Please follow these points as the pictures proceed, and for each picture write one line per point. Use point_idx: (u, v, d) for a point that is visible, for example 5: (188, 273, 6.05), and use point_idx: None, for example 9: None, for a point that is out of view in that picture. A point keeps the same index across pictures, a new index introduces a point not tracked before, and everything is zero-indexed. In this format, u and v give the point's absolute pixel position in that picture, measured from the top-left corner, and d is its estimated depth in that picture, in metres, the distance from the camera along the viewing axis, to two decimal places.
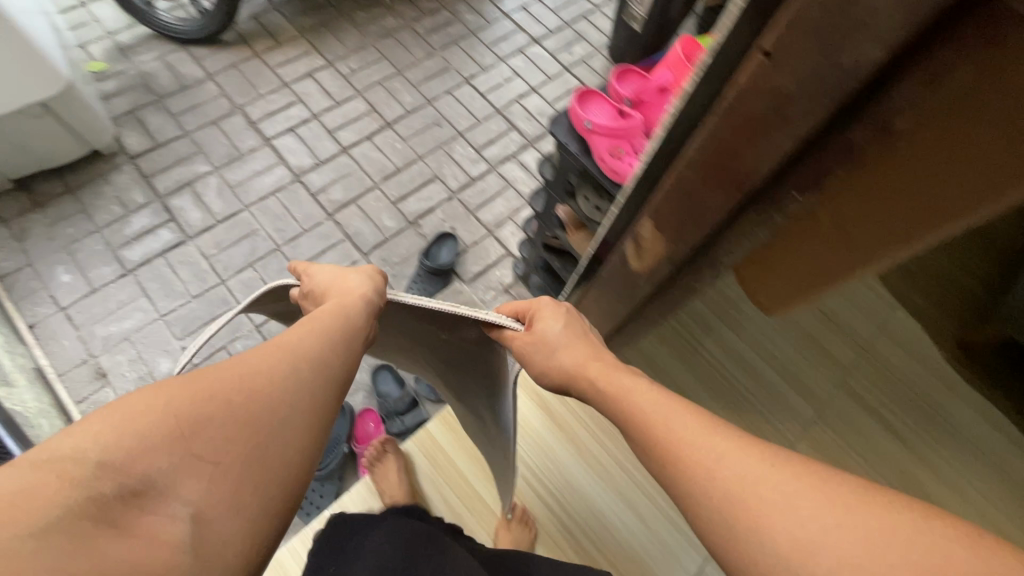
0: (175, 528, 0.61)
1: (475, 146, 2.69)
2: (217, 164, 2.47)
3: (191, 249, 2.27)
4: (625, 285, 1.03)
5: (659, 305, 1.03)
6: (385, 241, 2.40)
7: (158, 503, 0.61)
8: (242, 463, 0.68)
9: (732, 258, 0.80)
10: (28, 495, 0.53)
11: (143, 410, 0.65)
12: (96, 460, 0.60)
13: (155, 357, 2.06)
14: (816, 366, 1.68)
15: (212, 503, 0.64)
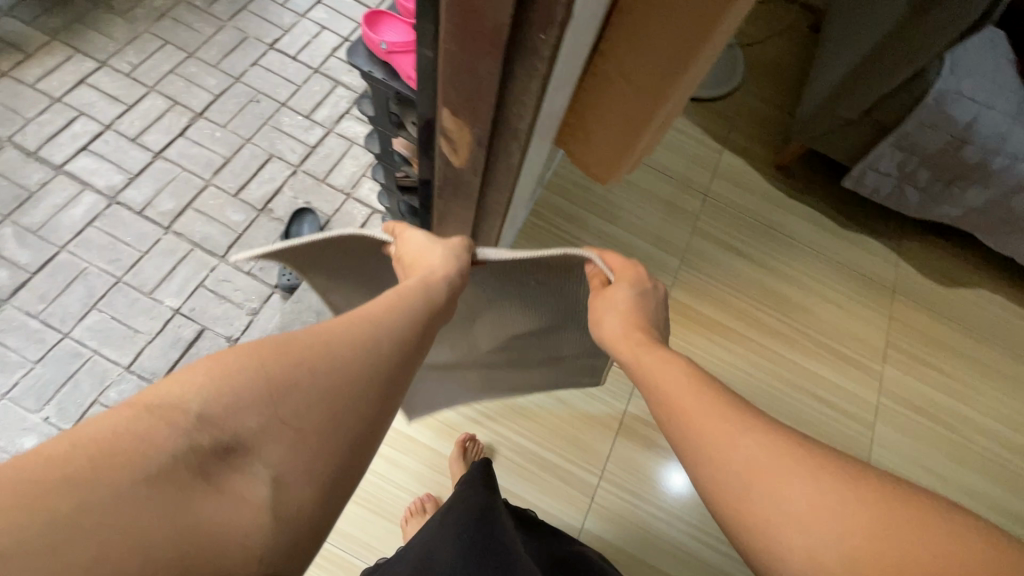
0: (256, 490, 0.59)
1: (303, 113, 2.52)
2: (4, 211, 2.11)
3: (10, 313, 1.97)
4: (459, 186, 1.06)
5: (496, 196, 1.08)
6: (239, 237, 2.23)
7: (245, 461, 0.60)
8: (323, 432, 0.66)
9: (527, 124, 0.86)
10: (130, 437, 0.53)
11: (243, 365, 0.64)
12: (201, 411, 0.59)
13: (16, 439, 1.82)
14: (667, 221, 1.96)
15: (294, 467, 0.62)
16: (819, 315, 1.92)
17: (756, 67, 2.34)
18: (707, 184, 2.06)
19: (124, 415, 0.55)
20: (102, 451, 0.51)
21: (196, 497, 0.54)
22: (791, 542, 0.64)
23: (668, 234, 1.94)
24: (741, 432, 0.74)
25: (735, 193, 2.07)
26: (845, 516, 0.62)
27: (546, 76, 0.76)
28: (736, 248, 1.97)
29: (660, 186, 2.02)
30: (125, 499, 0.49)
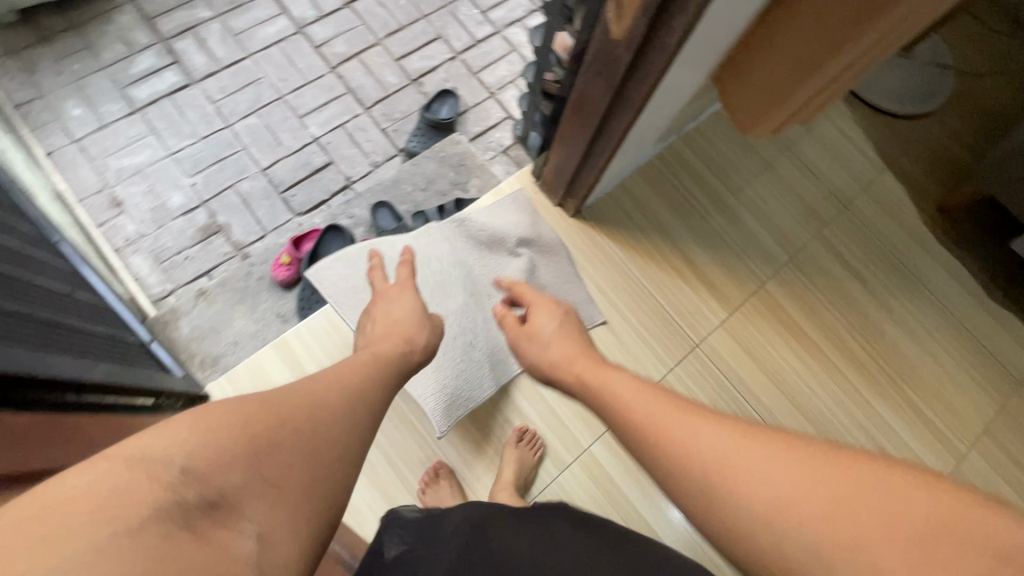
0: (242, 543, 0.59)
1: (481, 7, 2.61)
2: (218, 10, 2.43)
3: (195, 92, 2.31)
4: (606, 65, 1.13)
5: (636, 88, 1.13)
6: (386, 97, 2.41)
7: (229, 517, 0.61)
8: (298, 489, 0.69)
9: (696, 6, 0.88)
10: (115, 493, 0.53)
11: (230, 420, 0.68)
12: (184, 465, 0.61)
13: (167, 191, 2.16)
14: (792, 215, 1.85)
15: (273, 519, 0.64)
16: (917, 371, 1.73)
17: (964, 99, 2.06)
18: (852, 195, 1.89)
19: (105, 469, 0.55)
20: (88, 507, 0.50)
21: (195, 544, 0.55)
22: (758, 540, 0.66)
23: (786, 227, 1.83)
24: (702, 431, 0.77)
25: (880, 218, 1.87)
26: (805, 490, 0.64)
27: None
28: (855, 270, 1.80)
29: (799, 180, 1.89)
30: (128, 541, 0.50)
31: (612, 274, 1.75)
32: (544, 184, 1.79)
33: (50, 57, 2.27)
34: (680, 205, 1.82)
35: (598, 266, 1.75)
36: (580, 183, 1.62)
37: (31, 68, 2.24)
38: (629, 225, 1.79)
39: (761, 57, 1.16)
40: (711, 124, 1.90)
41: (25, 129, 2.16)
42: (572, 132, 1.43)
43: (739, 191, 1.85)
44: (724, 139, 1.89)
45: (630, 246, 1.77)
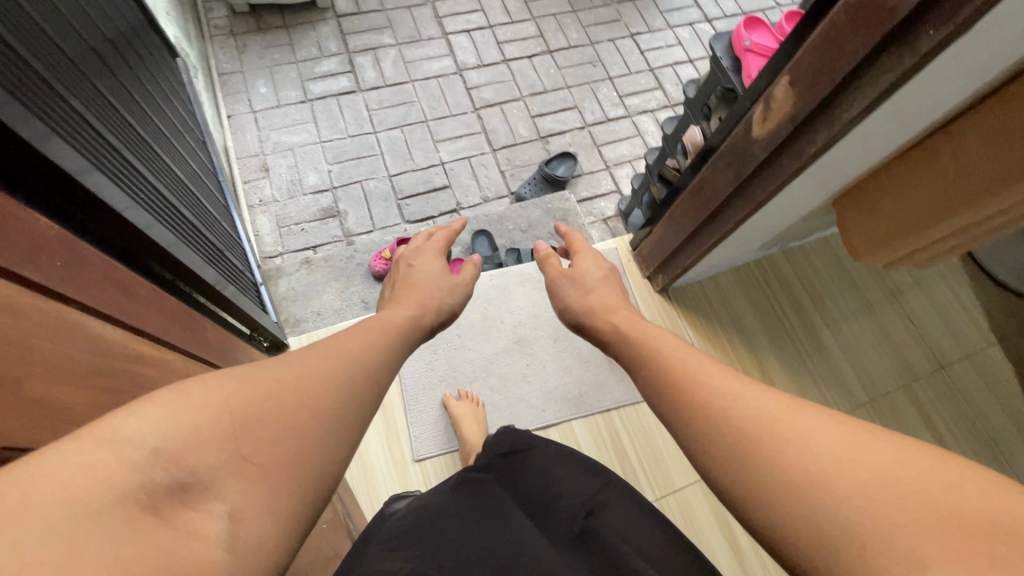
0: (210, 522, 0.56)
1: (619, 92, 2.84)
2: (399, 40, 2.83)
3: (358, 99, 2.65)
4: (738, 154, 1.25)
5: (763, 180, 1.23)
6: (513, 145, 2.64)
7: (200, 497, 0.57)
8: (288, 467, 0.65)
9: (848, 115, 0.98)
10: (82, 473, 0.49)
11: (205, 401, 0.62)
12: (155, 446, 0.56)
13: (306, 171, 2.45)
14: (880, 357, 1.78)
15: (251, 495, 0.60)
16: None
17: None
18: (953, 359, 1.79)
19: (71, 449, 0.50)
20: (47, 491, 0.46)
21: (154, 529, 0.51)
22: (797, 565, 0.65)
23: (871, 368, 1.77)
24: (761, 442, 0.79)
25: (980, 390, 1.75)
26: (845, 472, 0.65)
27: (904, 73, 0.86)
28: (933, 421, 1.68)
29: (897, 326, 1.83)
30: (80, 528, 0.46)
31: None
32: (641, 254, 1.87)
33: (259, 44, 2.71)
34: (765, 312, 1.82)
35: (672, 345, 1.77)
36: (677, 259, 1.69)
37: (242, 49, 2.69)
38: (712, 315, 1.81)
39: (891, 189, 1.16)
40: (818, 248, 1.90)
41: (219, 92, 2.56)
42: (684, 208, 1.53)
43: (828, 318, 1.82)
44: (827, 265, 1.88)
45: (708, 336, 1.78)
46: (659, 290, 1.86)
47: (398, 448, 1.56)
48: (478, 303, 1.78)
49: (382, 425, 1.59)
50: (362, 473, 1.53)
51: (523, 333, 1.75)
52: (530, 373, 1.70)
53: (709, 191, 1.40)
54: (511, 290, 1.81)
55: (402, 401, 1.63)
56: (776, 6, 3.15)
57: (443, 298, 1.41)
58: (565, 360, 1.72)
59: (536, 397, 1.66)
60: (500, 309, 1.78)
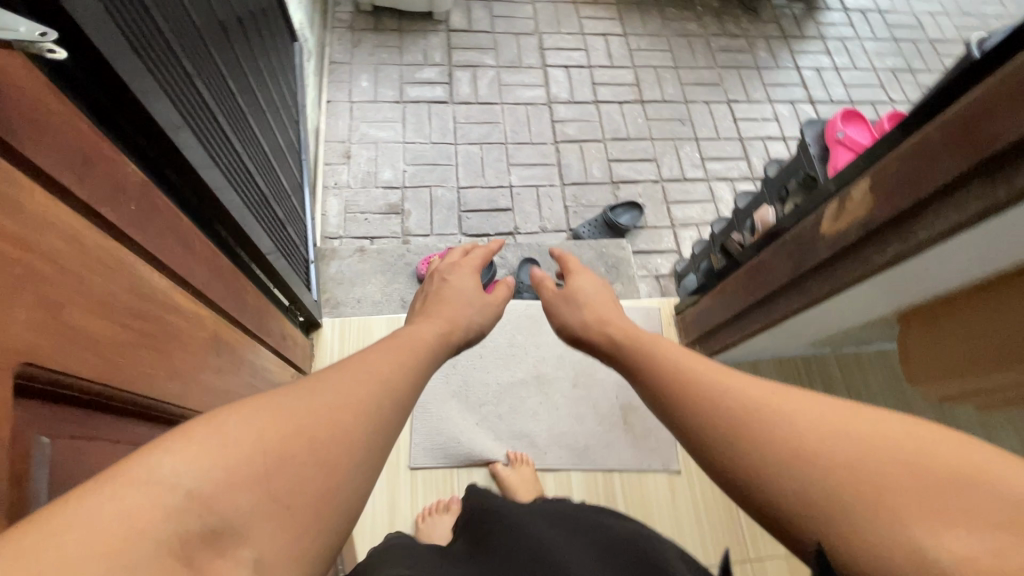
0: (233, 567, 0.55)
1: (702, 154, 2.81)
2: (500, 63, 2.94)
3: (448, 109, 2.77)
4: (803, 246, 1.20)
5: (822, 277, 1.17)
6: (584, 183, 2.66)
7: (232, 542, 0.56)
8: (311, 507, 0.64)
9: (926, 234, 0.92)
10: (124, 521, 0.49)
11: (241, 441, 0.62)
12: (190, 491, 0.55)
13: (383, 166, 2.57)
14: None
15: (274, 538, 0.60)
16: None
17: None
18: None
19: (111, 492, 0.50)
20: (90, 543, 0.46)
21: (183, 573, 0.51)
22: None
23: None
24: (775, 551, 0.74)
25: None
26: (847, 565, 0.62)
27: (997, 204, 0.80)
28: None
29: None
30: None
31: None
32: (683, 321, 1.82)
33: (372, 42, 2.90)
34: None
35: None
36: (719, 335, 1.63)
37: (356, 44, 2.89)
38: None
39: (975, 316, 1.06)
40: (875, 359, 1.77)
41: (325, 78, 2.75)
42: (737, 285, 1.48)
43: None
44: (883, 379, 1.74)
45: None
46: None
47: (397, 451, 1.57)
48: (508, 330, 1.78)
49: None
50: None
51: (545, 370, 1.73)
52: (541, 411, 1.67)
53: (767, 277, 1.34)
54: (543, 324, 1.80)
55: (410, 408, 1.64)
56: (889, 101, 3.02)
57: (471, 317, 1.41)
58: (580, 406, 1.68)
59: (542, 437, 1.63)
60: (528, 340, 1.77)
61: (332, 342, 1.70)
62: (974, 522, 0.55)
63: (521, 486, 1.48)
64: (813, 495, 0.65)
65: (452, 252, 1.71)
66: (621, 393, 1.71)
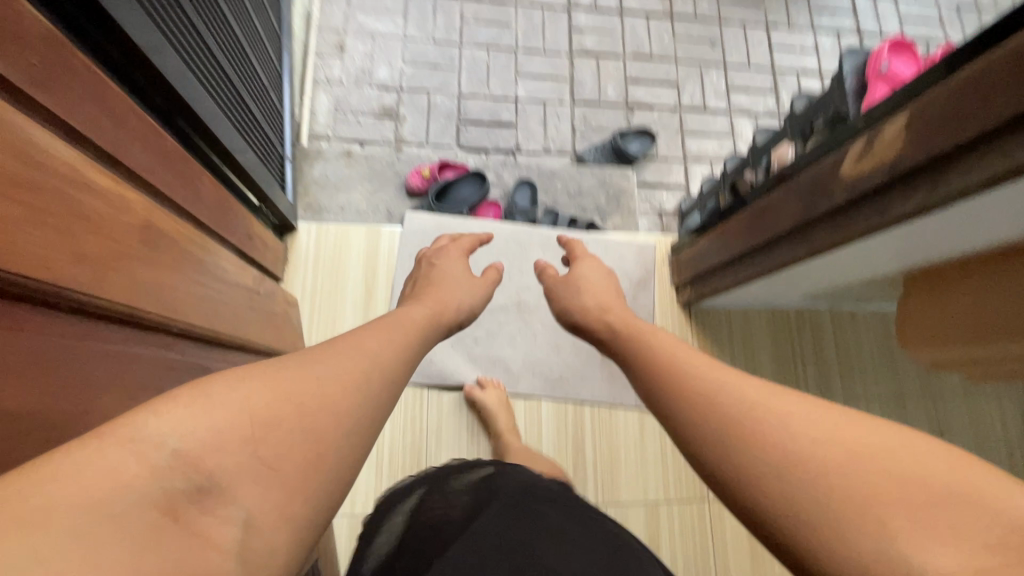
0: (217, 531, 0.56)
1: (729, 83, 2.57)
2: None
3: (455, 4, 2.49)
4: (815, 189, 1.09)
5: (833, 226, 1.07)
6: (596, 104, 2.45)
7: (219, 500, 0.58)
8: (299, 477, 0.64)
9: (959, 185, 0.80)
10: (113, 477, 0.51)
11: (234, 408, 0.64)
12: (176, 449, 0.56)
13: (379, 63, 2.36)
14: None
15: (263, 505, 0.60)
16: None
17: None
18: None
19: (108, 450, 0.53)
20: (83, 498, 0.48)
21: (165, 535, 0.52)
22: None
23: None
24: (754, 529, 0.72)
25: None
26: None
27: None
28: None
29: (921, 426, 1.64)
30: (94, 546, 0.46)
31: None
32: (677, 262, 1.72)
33: None
34: (784, 358, 1.67)
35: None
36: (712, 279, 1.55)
37: None
38: (727, 349, 1.68)
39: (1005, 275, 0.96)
40: (870, 320, 1.72)
41: None
42: (739, 228, 1.38)
43: (852, 390, 1.66)
44: (872, 340, 1.70)
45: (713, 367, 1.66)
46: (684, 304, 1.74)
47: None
48: (493, 254, 1.69)
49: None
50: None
51: (527, 298, 1.67)
52: (518, 338, 1.63)
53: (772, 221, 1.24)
54: (530, 251, 1.71)
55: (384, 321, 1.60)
56: (946, 41, 2.71)
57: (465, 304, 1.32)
58: (557, 338, 1.65)
59: (515, 364, 1.62)
60: (512, 266, 1.70)
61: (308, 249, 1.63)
62: (968, 542, 0.54)
63: (498, 408, 1.49)
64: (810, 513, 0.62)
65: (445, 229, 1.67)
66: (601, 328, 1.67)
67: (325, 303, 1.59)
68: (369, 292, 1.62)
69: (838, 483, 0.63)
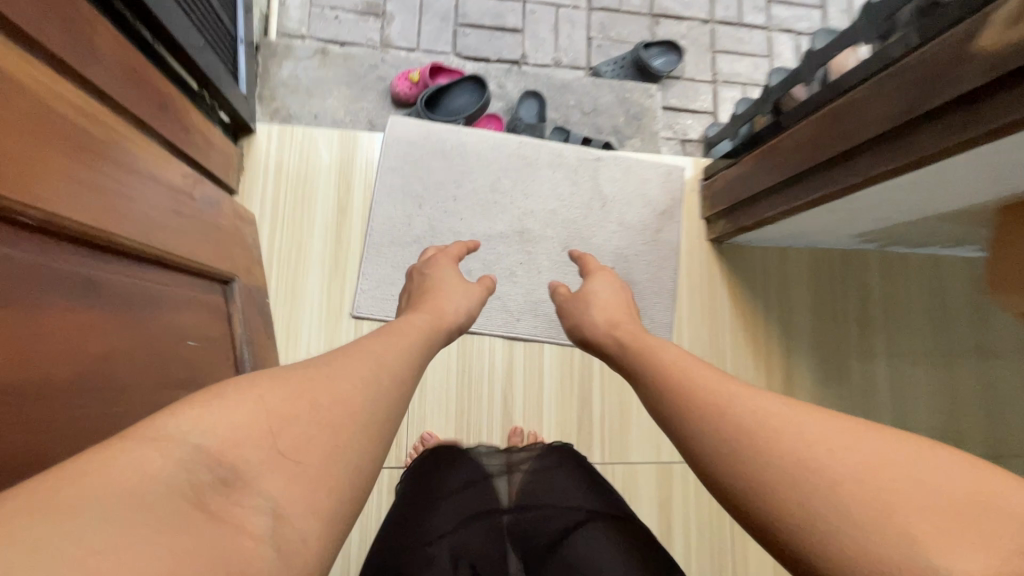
0: (250, 520, 0.52)
1: None
2: None
3: None
4: (936, 76, 0.84)
5: (954, 124, 0.83)
6: (616, 11, 2.10)
7: (241, 493, 0.54)
8: (324, 466, 0.60)
9: None
10: (137, 470, 0.48)
11: (251, 411, 0.60)
12: (199, 447, 0.54)
13: None
14: (933, 402, 1.44)
15: (291, 494, 0.56)
16: None
17: None
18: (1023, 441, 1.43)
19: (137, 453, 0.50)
20: (122, 496, 0.46)
21: (198, 523, 0.48)
22: None
23: (918, 409, 1.43)
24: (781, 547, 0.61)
25: None
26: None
27: None
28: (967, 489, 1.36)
29: (973, 379, 1.45)
30: (135, 533, 0.44)
31: (702, 324, 1.42)
32: (710, 189, 1.45)
33: None
34: (822, 300, 1.46)
35: (695, 308, 1.43)
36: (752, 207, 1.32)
37: None
38: (759, 288, 1.46)
39: None
40: (923, 266, 1.50)
41: None
42: (805, 139, 1.13)
43: (897, 338, 1.46)
44: (923, 287, 1.48)
45: (741, 315, 1.44)
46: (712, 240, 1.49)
47: (340, 294, 1.32)
48: (492, 172, 1.42)
49: (330, 262, 1.33)
50: (291, 304, 1.30)
51: (531, 226, 1.41)
52: (518, 272, 1.40)
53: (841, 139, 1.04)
54: (537, 171, 1.43)
55: (360, 246, 1.35)
56: None
57: (456, 305, 1.09)
58: (564, 275, 1.41)
59: (513, 303, 1.39)
60: (514, 186, 1.42)
61: (268, 157, 1.35)
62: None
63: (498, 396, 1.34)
64: (828, 536, 0.54)
65: (450, 175, 1.40)
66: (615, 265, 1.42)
67: (289, 222, 1.33)
68: (342, 212, 1.36)
69: (834, 486, 0.56)
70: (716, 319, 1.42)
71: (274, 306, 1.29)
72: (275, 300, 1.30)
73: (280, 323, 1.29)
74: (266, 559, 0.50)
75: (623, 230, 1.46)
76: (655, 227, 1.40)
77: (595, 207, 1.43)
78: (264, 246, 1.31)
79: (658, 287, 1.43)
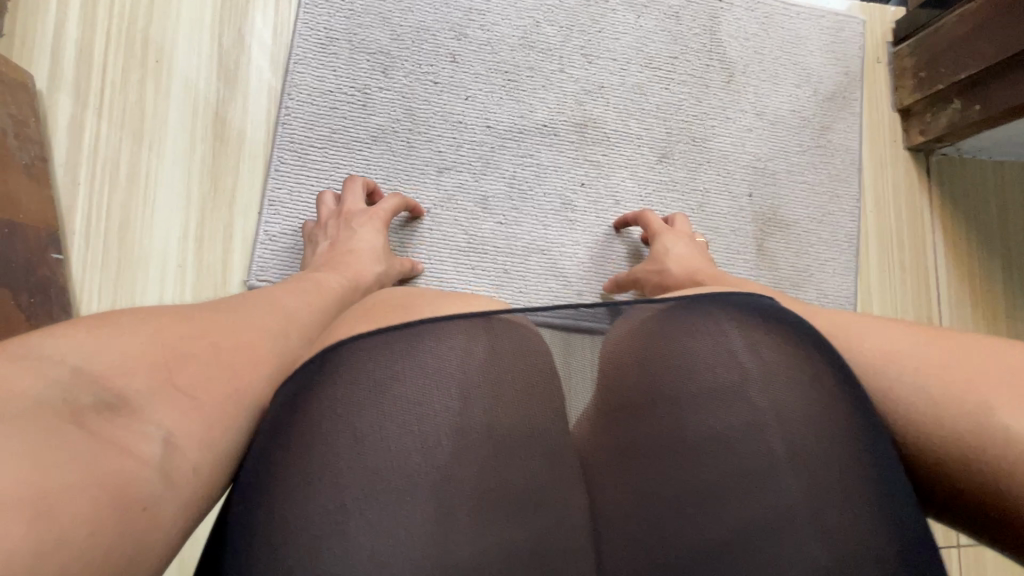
0: (141, 444, 0.26)
1: None
2: None
3: None
4: None
5: None
6: None
7: (126, 419, 0.26)
8: (231, 395, 0.30)
9: None
10: None
11: (177, 311, 0.33)
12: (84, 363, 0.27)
13: None
14: None
15: (194, 419, 0.28)
16: None
17: None
18: None
19: None
20: None
21: (77, 446, 0.24)
22: None
23: None
24: None
25: None
26: None
27: None
28: None
29: None
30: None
31: (911, 301, 0.76)
32: (916, 58, 0.76)
33: None
34: None
35: (890, 274, 0.76)
36: (990, 92, 0.67)
37: None
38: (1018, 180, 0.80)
39: None
40: None
41: None
42: None
43: None
44: None
45: (973, 278, 0.78)
46: (915, 148, 0.79)
47: (213, 239, 0.61)
48: (524, 9, 0.69)
49: (206, 176, 0.62)
50: (121, 270, 0.59)
51: (600, 111, 0.69)
52: (579, 204, 0.67)
53: None
54: (609, 13, 0.71)
55: (251, 154, 0.63)
56: None
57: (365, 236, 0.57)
58: (663, 205, 0.70)
59: (573, 267, 0.66)
60: (571, 35, 0.70)
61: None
62: None
63: None
64: None
65: (429, 20, 0.67)
66: (754, 185, 0.73)
67: (124, 107, 0.61)
68: (229, 84, 0.63)
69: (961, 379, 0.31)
70: (936, 232, 0.78)
71: (76, 264, 0.58)
72: (75, 255, 0.58)
73: (96, 298, 0.58)
74: (159, 492, 0.25)
75: (774, 127, 0.74)
76: (818, 116, 0.76)
77: (717, 81, 0.73)
78: (55, 140, 0.59)
79: (840, 233, 0.75)
